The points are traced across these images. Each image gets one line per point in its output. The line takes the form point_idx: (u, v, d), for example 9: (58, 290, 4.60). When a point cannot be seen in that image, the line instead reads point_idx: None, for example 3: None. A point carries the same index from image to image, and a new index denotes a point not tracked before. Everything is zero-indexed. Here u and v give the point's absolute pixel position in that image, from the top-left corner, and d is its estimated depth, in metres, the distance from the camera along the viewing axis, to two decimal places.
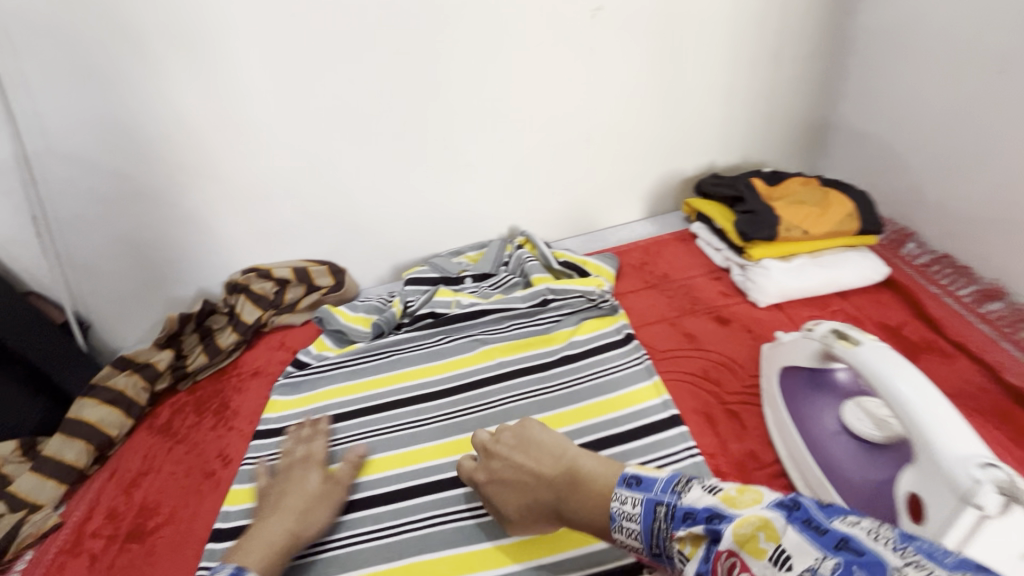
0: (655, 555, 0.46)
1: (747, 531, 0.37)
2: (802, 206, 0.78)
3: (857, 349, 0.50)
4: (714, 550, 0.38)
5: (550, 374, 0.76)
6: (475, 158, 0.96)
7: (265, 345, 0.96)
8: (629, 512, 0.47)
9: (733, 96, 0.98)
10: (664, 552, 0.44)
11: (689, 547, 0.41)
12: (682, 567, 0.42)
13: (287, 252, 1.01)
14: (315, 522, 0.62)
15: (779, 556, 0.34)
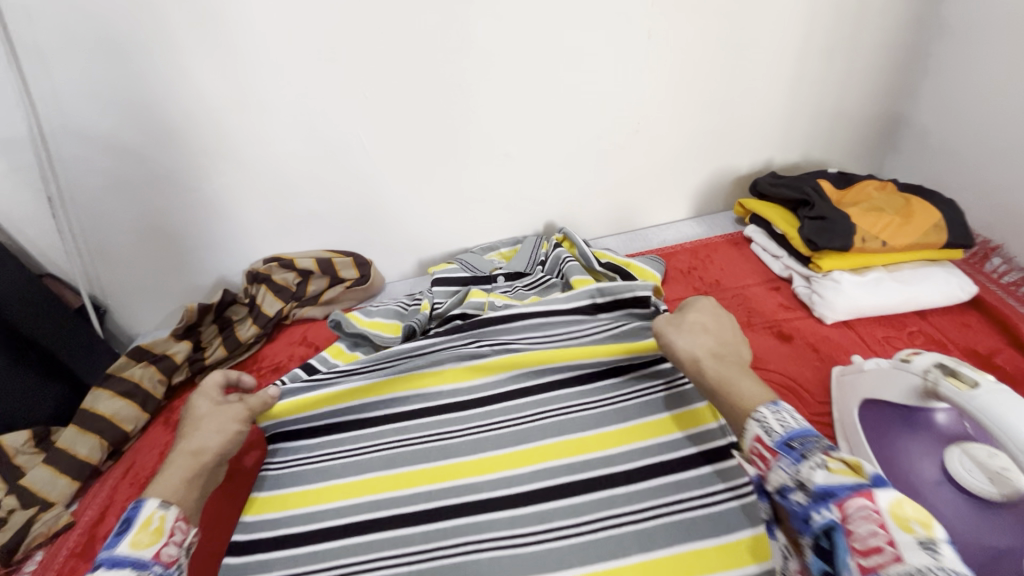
0: (785, 447, 0.47)
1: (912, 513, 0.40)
2: (880, 214, 0.70)
3: (971, 390, 0.43)
4: (867, 490, 0.42)
5: (596, 388, 0.71)
6: (516, 149, 0.90)
7: (286, 339, 0.92)
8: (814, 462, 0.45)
9: (800, 89, 0.89)
10: (804, 451, 0.46)
11: (838, 468, 0.44)
12: (812, 467, 0.45)
13: (312, 242, 0.96)
14: (220, 437, 0.59)
15: (924, 541, 0.38)
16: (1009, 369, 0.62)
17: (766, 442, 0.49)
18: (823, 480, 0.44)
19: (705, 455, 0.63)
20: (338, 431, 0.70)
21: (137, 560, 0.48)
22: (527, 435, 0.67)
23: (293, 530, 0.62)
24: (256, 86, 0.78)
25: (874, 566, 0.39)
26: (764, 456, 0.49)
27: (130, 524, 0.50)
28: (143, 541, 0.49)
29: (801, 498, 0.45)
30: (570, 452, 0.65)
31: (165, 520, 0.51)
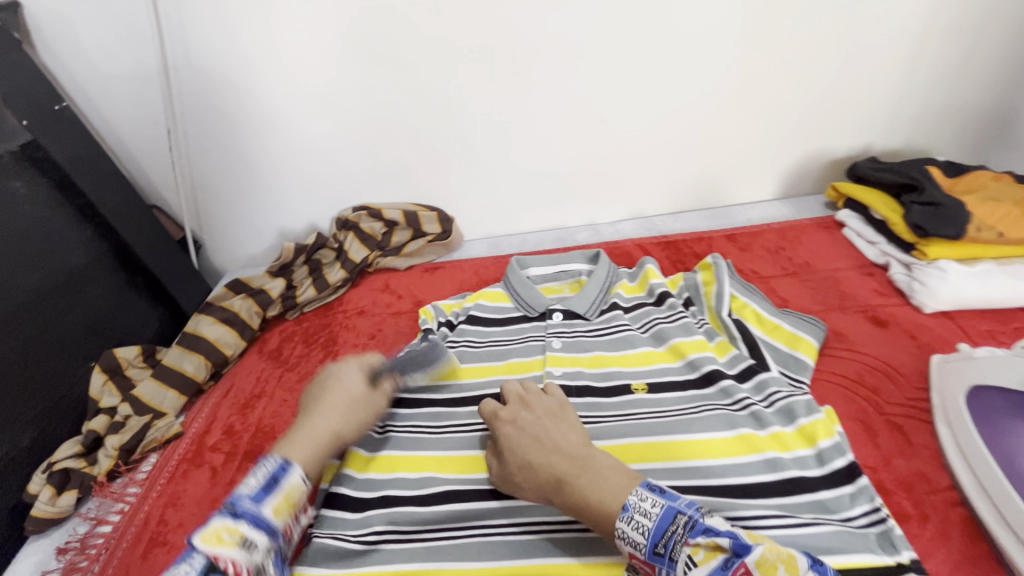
0: (654, 556, 0.44)
1: (774, 557, 0.40)
2: (997, 204, 0.69)
3: None
4: (734, 562, 0.40)
5: (687, 395, 0.65)
6: (610, 114, 0.89)
7: (370, 286, 0.95)
8: (635, 524, 0.45)
9: (914, 70, 0.86)
10: (670, 553, 0.43)
11: (702, 555, 0.42)
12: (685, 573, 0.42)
13: (398, 194, 0.99)
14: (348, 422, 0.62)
15: None
16: None
17: (638, 555, 0.45)
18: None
19: (847, 473, 0.54)
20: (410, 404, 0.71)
21: (270, 526, 0.49)
22: (623, 432, 0.62)
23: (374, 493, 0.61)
24: (368, 33, 0.79)
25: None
26: (643, 567, 0.46)
27: (279, 483, 0.52)
28: (282, 510, 0.51)
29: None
30: (679, 455, 0.58)
31: (299, 495, 0.53)
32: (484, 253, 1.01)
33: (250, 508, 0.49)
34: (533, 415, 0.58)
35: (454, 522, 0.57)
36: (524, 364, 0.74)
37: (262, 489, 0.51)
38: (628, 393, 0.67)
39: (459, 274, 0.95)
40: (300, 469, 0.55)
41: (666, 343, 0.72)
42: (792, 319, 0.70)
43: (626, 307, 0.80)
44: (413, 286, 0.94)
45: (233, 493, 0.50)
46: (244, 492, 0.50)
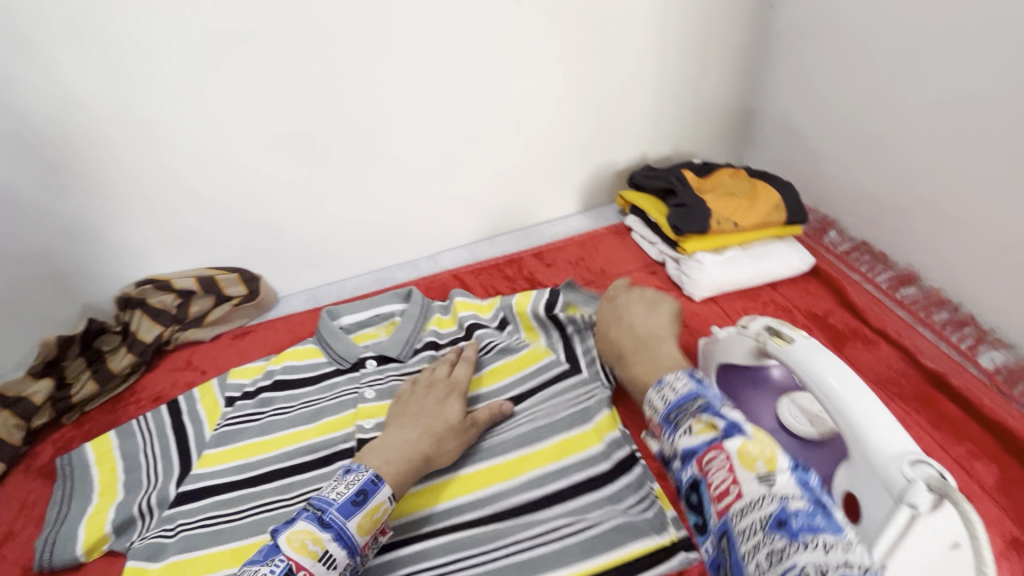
0: (665, 421, 0.50)
1: (754, 450, 0.42)
2: (731, 198, 0.79)
3: (790, 346, 0.51)
4: (716, 441, 0.44)
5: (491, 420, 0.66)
6: (400, 153, 0.90)
7: (169, 366, 0.85)
8: (662, 395, 0.52)
9: (664, 86, 0.97)
10: (677, 421, 0.48)
11: (699, 427, 0.46)
12: (678, 435, 0.47)
13: (191, 261, 0.91)
14: (438, 450, 0.58)
15: (763, 476, 0.41)
16: (840, 325, 0.71)
17: (654, 418, 0.51)
18: (684, 443, 0.46)
19: (622, 466, 0.59)
20: (212, 495, 0.65)
21: (354, 542, 0.48)
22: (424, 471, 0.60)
23: None
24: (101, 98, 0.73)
25: (725, 507, 0.42)
26: (655, 432, 0.51)
27: (365, 500, 0.50)
28: (365, 525, 0.49)
29: (676, 461, 0.47)
30: (481, 484, 0.59)
31: (387, 511, 0.51)
32: (302, 307, 0.96)
33: (333, 522, 0.48)
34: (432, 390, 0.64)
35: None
36: (336, 422, 0.71)
37: (351, 501, 0.49)
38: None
39: (273, 335, 0.89)
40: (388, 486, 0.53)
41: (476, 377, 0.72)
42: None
43: (439, 342, 0.80)
44: (220, 357, 0.86)
45: (325, 497, 0.49)
46: (334, 498, 0.49)
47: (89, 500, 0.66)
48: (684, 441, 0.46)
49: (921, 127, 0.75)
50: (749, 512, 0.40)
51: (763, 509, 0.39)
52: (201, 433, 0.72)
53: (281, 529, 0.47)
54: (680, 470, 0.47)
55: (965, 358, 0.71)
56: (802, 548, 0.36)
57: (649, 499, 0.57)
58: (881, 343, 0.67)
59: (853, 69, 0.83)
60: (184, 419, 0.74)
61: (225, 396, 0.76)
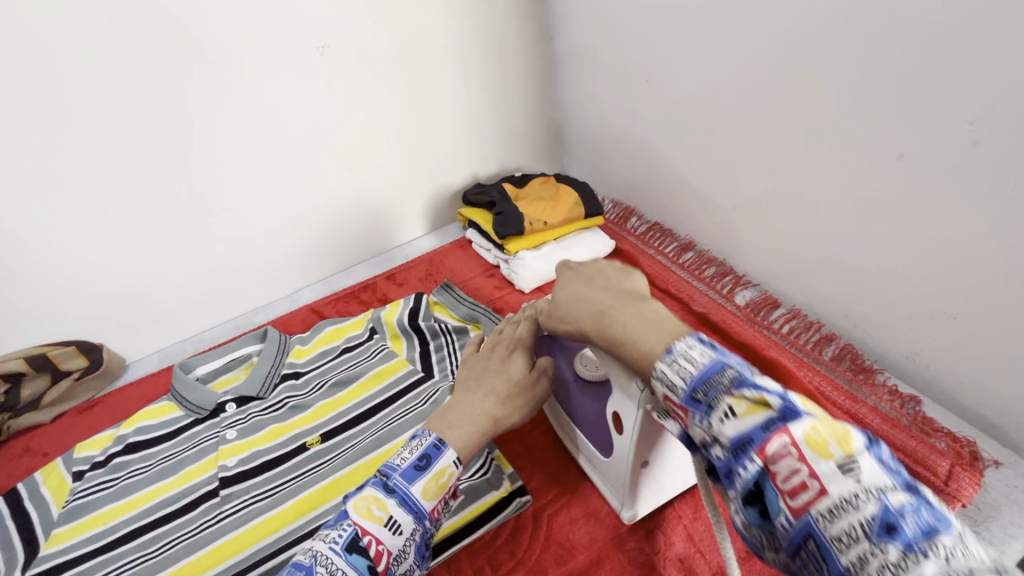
0: (691, 402, 0.38)
1: (825, 430, 0.32)
2: (540, 202, 0.92)
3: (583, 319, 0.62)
4: (780, 424, 0.33)
5: (353, 431, 0.74)
6: (236, 202, 0.92)
7: (5, 456, 0.80)
8: (679, 368, 0.40)
9: (479, 113, 1.10)
10: (709, 400, 0.37)
11: (743, 406, 0.35)
12: (715, 422, 0.36)
13: (16, 342, 0.86)
14: (505, 412, 0.56)
15: (845, 464, 0.31)
16: None
17: (675, 399, 0.40)
18: (732, 429, 0.35)
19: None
20: (64, 571, 0.63)
21: (421, 509, 0.47)
22: (298, 489, 0.68)
23: None
24: None
25: (803, 505, 0.31)
26: (676, 415, 0.40)
27: (429, 464, 0.48)
28: (430, 491, 0.48)
29: (720, 452, 0.36)
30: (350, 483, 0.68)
31: (450, 477, 0.49)
32: (156, 367, 0.95)
33: (398, 487, 0.47)
34: (489, 354, 0.61)
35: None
36: (197, 469, 0.72)
37: (415, 466, 0.48)
38: (304, 450, 0.73)
39: (124, 401, 0.86)
40: (455, 452, 0.51)
41: (339, 398, 0.79)
42: (471, 309, 0.88)
43: (300, 371, 0.83)
44: (63, 436, 0.82)
45: (390, 463, 0.48)
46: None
47: None
48: (729, 427, 0.35)
49: (671, 128, 0.94)
50: (841, 514, 0.30)
51: (862, 512, 0.29)
52: (46, 514, 0.69)
53: (350, 496, 0.46)
54: (727, 464, 0.36)
55: (727, 299, 0.92)
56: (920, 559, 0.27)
57: (488, 463, 0.65)
58: (665, 299, 0.84)
59: (620, 86, 1.01)
60: (24, 504, 0.70)
61: (71, 472, 0.73)
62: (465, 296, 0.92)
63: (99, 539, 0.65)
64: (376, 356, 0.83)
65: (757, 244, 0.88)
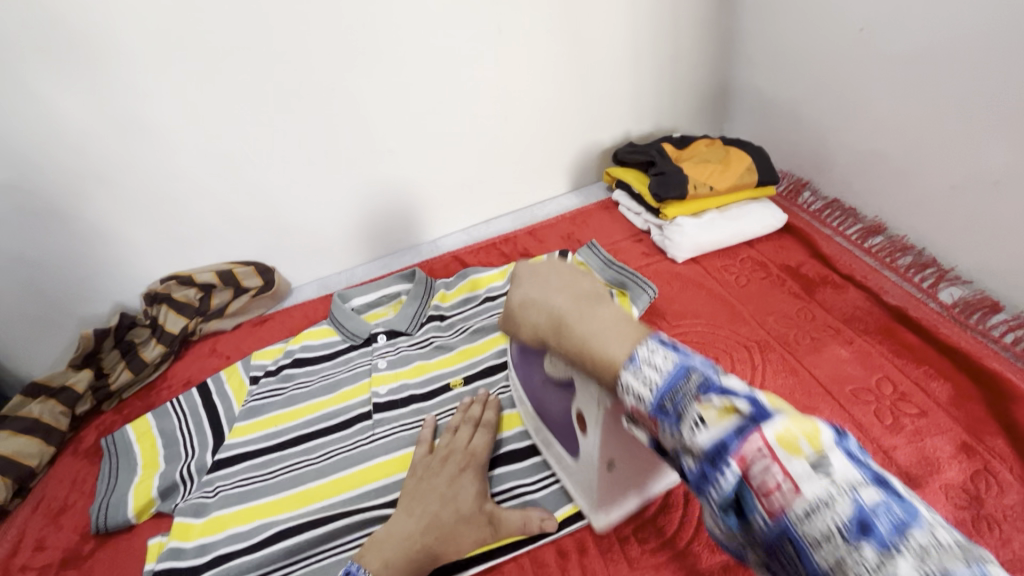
0: (659, 411, 0.39)
1: (792, 429, 0.33)
2: (707, 165, 0.85)
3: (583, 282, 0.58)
4: (749, 428, 0.33)
5: (495, 378, 0.75)
6: (397, 144, 0.96)
7: (196, 354, 0.92)
8: (647, 378, 0.40)
9: (640, 66, 1.03)
10: (677, 409, 0.37)
11: (711, 413, 0.35)
12: (689, 433, 0.36)
13: (210, 256, 0.97)
14: (448, 545, 0.55)
15: (816, 462, 0.32)
16: (811, 275, 0.77)
17: (642, 409, 0.40)
18: (700, 438, 0.35)
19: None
20: (246, 460, 0.71)
21: None
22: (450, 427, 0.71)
23: (222, 551, 0.62)
24: (125, 106, 0.79)
25: (779, 508, 0.32)
26: (649, 425, 0.40)
27: None
28: None
29: (691, 461, 0.36)
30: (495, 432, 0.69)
31: None
32: (315, 294, 1.03)
33: None
34: (436, 464, 0.62)
35: (295, 556, 0.61)
36: (352, 390, 0.78)
37: None
38: (448, 389, 0.75)
39: (289, 320, 0.96)
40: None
41: (482, 344, 0.80)
42: (618, 273, 0.80)
43: (444, 315, 0.86)
44: (241, 344, 0.93)
45: None
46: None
47: (134, 474, 0.73)
48: (701, 435, 0.35)
49: (881, 87, 0.81)
50: (817, 513, 0.31)
51: (836, 511, 0.30)
52: (229, 409, 0.79)
53: None
54: (701, 473, 0.35)
55: (926, 295, 0.78)
56: (899, 557, 0.28)
57: None
58: (849, 287, 0.74)
59: (819, 37, 0.88)
60: (213, 397, 0.80)
61: (249, 376, 0.82)
62: (611, 259, 0.85)
63: (274, 438, 0.73)
64: None
65: (978, 232, 0.74)
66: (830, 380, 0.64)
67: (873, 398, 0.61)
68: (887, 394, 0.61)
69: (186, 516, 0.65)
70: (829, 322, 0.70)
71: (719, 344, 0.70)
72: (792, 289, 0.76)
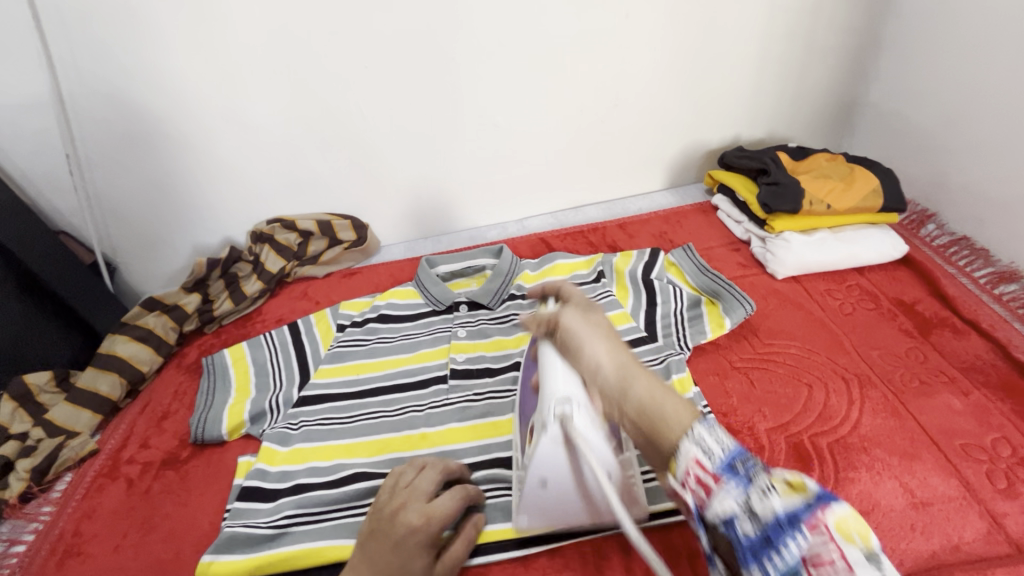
0: (726, 470, 0.41)
1: (850, 521, 0.37)
2: (826, 180, 0.81)
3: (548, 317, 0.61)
4: (819, 504, 0.38)
5: None
6: (504, 119, 0.96)
7: (289, 294, 0.98)
8: (718, 435, 0.42)
9: (765, 67, 0.97)
10: (749, 473, 0.40)
11: (782, 487, 0.39)
12: (756, 494, 0.39)
13: (313, 206, 1.02)
14: None
15: (868, 556, 0.36)
16: (928, 314, 0.72)
17: (708, 466, 0.41)
18: (773, 504, 0.38)
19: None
20: (329, 401, 0.76)
21: None
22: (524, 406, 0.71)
23: (302, 481, 0.66)
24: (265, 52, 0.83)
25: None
26: (706, 486, 0.41)
27: None
28: None
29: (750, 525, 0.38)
30: None
31: None
32: (401, 256, 1.07)
33: None
34: (390, 523, 0.52)
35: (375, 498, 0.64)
36: (432, 353, 0.80)
37: None
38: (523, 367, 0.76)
39: (376, 277, 1.00)
40: None
41: None
42: (712, 281, 0.78)
43: (524, 296, 0.86)
44: (331, 291, 0.98)
45: None
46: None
47: (227, 395, 0.79)
48: (767, 501, 0.38)
49: None
50: None
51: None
52: (316, 350, 0.83)
53: None
54: (763, 537, 0.38)
55: None
56: None
57: None
58: (971, 334, 0.69)
59: (985, 57, 0.80)
60: (303, 337, 0.85)
61: (336, 323, 0.86)
62: (705, 265, 0.83)
63: (355, 385, 0.77)
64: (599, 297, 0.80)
65: None
66: (937, 431, 0.59)
67: (987, 458, 0.57)
68: (1005, 455, 0.57)
69: (271, 445, 0.70)
70: (943, 366, 0.66)
71: (813, 369, 0.67)
72: (904, 326, 0.71)
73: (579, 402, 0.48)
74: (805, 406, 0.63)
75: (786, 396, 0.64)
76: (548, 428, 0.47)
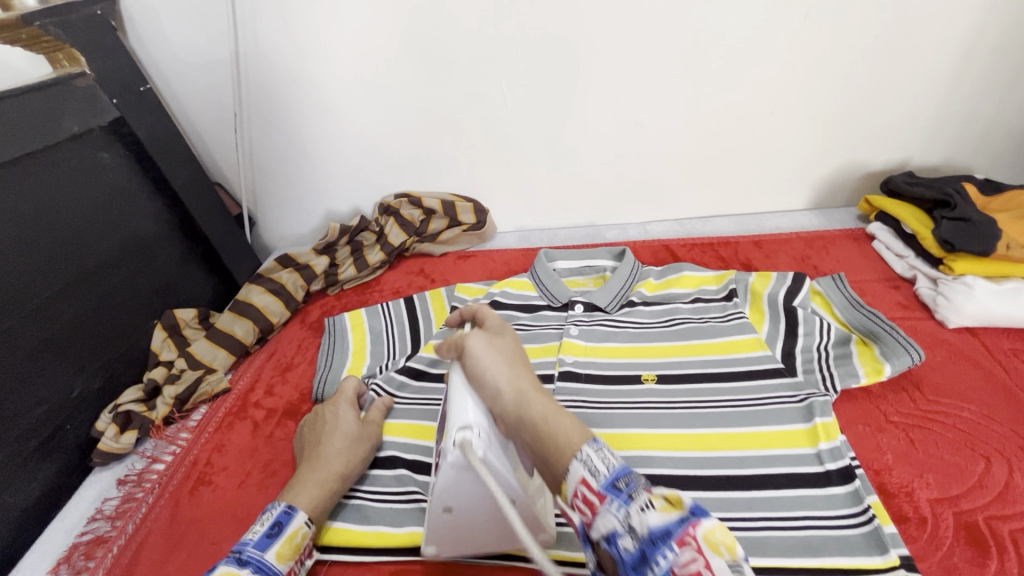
0: (610, 490, 0.36)
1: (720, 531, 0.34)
2: None
3: None
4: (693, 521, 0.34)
5: (700, 391, 0.65)
6: (646, 117, 0.91)
7: (406, 269, 1.01)
8: (607, 456, 0.38)
9: (960, 84, 0.85)
10: (629, 491, 0.36)
11: (659, 502, 0.35)
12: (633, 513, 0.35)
13: (439, 185, 1.04)
14: (355, 458, 0.63)
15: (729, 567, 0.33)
16: None
17: (591, 485, 0.37)
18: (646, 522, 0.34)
19: (841, 475, 0.55)
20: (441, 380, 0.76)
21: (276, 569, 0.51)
22: (631, 423, 0.63)
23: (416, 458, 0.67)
24: (422, 32, 0.84)
25: None
26: (586, 506, 0.37)
27: (281, 529, 0.54)
28: (285, 553, 0.53)
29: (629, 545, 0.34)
30: (693, 446, 0.60)
31: None
32: (516, 245, 1.06)
33: (252, 556, 0.50)
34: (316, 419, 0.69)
35: None
36: (539, 350, 0.75)
37: (266, 535, 0.53)
38: (639, 382, 0.68)
39: (491, 263, 1.00)
40: (306, 511, 0.57)
41: (683, 346, 0.72)
42: (867, 318, 0.69)
43: (645, 302, 0.80)
44: (446, 271, 0.99)
45: (240, 541, 0.52)
46: (249, 537, 0.52)
47: (344, 359, 0.82)
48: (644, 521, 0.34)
49: None
50: None
51: None
52: (429, 329, 0.84)
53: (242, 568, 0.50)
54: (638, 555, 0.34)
55: None
56: None
57: (868, 514, 0.52)
58: None
59: None
60: (418, 313, 0.86)
61: (451, 304, 0.87)
62: (858, 299, 0.74)
63: None
64: (732, 319, 0.74)
65: None
66: None
67: None
68: None
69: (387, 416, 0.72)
70: None
71: (992, 440, 0.58)
72: None
73: (479, 431, 0.46)
74: (981, 481, 0.54)
75: (956, 465, 0.56)
76: (448, 454, 0.46)
